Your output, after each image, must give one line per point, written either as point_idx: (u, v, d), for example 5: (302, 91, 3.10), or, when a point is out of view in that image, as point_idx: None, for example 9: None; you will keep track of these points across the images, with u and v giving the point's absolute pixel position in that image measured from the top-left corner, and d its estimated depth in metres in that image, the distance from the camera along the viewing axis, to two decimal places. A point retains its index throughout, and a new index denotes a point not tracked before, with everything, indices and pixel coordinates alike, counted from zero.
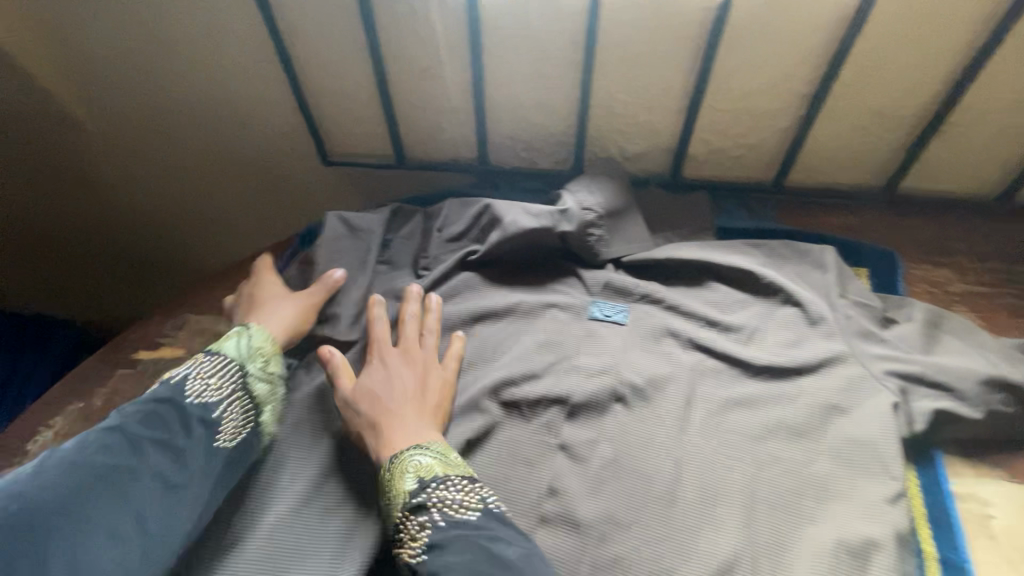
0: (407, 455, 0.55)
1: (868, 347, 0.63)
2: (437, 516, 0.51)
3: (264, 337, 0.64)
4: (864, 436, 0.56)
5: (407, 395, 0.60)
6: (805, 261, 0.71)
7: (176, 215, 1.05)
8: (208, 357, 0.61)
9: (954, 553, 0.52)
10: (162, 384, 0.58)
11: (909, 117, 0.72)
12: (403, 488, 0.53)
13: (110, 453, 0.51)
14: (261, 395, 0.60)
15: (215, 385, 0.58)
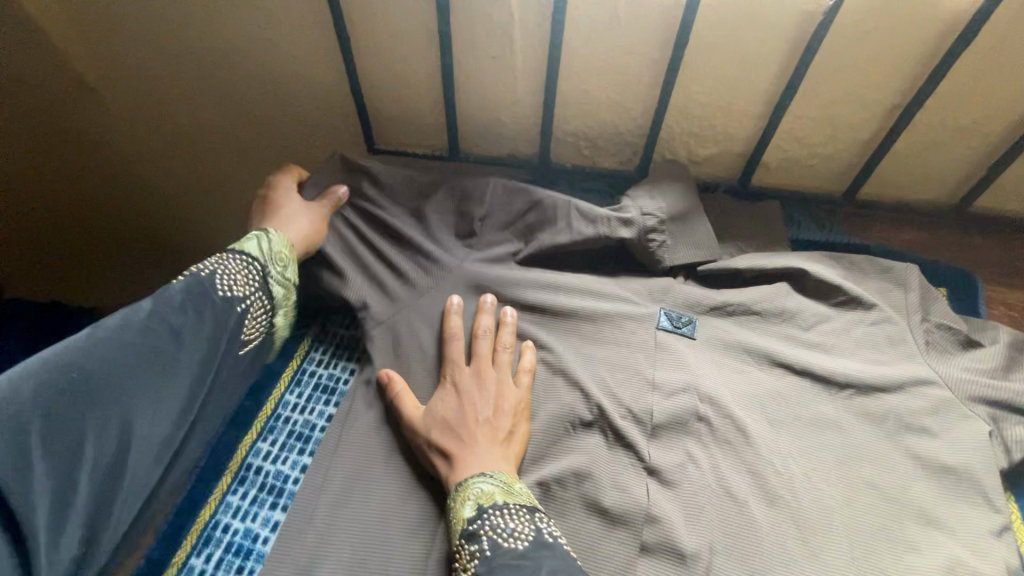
0: (470, 481, 0.53)
1: (954, 370, 0.60)
2: (486, 544, 0.49)
3: (283, 242, 0.63)
4: (960, 466, 0.55)
5: (481, 422, 0.57)
6: (886, 278, 0.68)
7: (209, 196, 1.00)
8: (231, 253, 0.59)
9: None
10: (192, 272, 0.56)
11: (996, 136, 0.70)
12: (462, 515, 0.52)
13: (153, 336, 0.51)
14: (276, 299, 0.63)
15: (240, 282, 0.58)
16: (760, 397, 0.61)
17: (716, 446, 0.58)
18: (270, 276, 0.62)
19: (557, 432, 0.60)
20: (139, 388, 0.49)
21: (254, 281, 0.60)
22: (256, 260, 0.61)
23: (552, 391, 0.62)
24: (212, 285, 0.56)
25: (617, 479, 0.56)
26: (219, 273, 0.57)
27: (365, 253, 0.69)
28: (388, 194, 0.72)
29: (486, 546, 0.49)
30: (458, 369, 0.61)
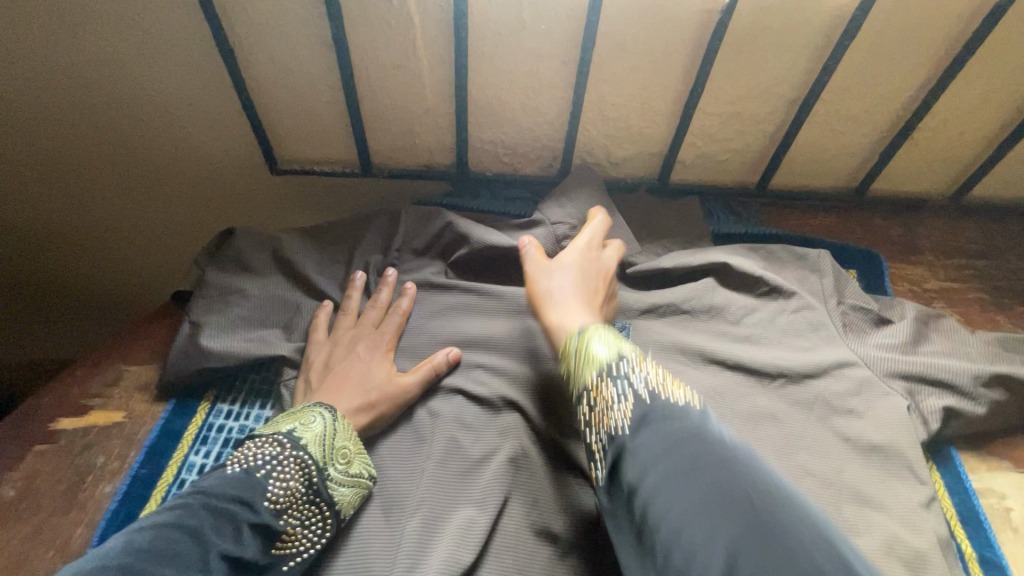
0: (594, 334, 0.53)
1: (869, 349, 0.63)
2: (640, 388, 0.46)
3: (347, 434, 0.54)
4: (887, 443, 0.57)
5: (587, 281, 0.62)
6: (802, 264, 0.71)
7: (82, 233, 0.88)
8: (287, 442, 0.51)
9: (987, 551, 0.54)
10: (245, 473, 0.48)
11: (883, 124, 0.74)
12: (591, 361, 0.51)
13: (175, 548, 0.41)
14: (342, 508, 0.50)
15: (293, 485, 0.49)
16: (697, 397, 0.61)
17: None
18: (328, 476, 0.51)
19: (490, 469, 0.53)
20: None
21: (308, 485, 0.50)
22: (314, 461, 0.51)
23: (481, 426, 0.57)
24: (260, 492, 0.47)
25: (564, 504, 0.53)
26: (271, 470, 0.49)
27: (277, 299, 0.65)
28: (294, 235, 0.70)
29: (636, 392, 0.46)
30: (596, 257, 0.65)
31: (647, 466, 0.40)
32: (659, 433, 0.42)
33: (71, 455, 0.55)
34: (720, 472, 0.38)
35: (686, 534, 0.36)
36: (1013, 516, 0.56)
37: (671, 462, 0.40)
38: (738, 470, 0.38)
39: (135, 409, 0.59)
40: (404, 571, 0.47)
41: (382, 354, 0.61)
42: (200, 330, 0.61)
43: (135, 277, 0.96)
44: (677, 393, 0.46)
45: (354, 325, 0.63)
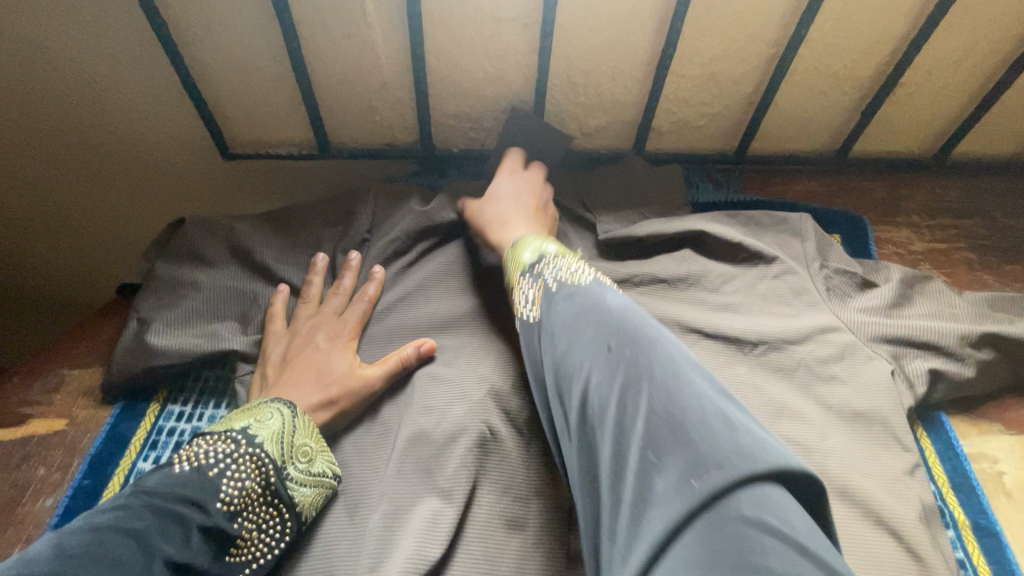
0: (524, 241, 0.58)
1: (854, 314, 0.60)
2: (550, 280, 0.51)
3: (307, 429, 0.50)
4: (872, 410, 0.54)
5: (522, 207, 0.64)
6: (783, 230, 0.68)
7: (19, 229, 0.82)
8: (242, 439, 0.47)
9: (980, 517, 0.52)
10: (195, 472, 0.44)
11: (864, 80, 0.71)
12: (519, 262, 0.55)
13: (114, 554, 0.37)
14: (305, 509, 0.47)
15: (248, 486, 0.45)
16: None
17: None
18: (286, 476, 0.47)
19: (457, 453, 0.50)
20: None
21: (265, 485, 0.46)
22: (271, 459, 0.47)
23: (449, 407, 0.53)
24: (212, 493, 0.44)
25: (536, 486, 0.50)
26: (225, 469, 0.45)
27: (230, 289, 0.61)
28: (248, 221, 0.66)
29: (553, 279, 0.51)
30: (534, 184, 0.68)
31: (545, 339, 0.47)
32: (557, 311, 0.47)
33: (8, 468, 0.51)
34: (592, 329, 0.44)
35: (563, 377, 0.43)
36: (1006, 480, 0.54)
37: (557, 332, 0.46)
38: (609, 324, 0.43)
39: (78, 415, 0.55)
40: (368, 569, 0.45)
41: (344, 343, 0.58)
42: (146, 327, 0.57)
43: (81, 276, 0.90)
44: (584, 275, 0.50)
45: (316, 312, 0.60)
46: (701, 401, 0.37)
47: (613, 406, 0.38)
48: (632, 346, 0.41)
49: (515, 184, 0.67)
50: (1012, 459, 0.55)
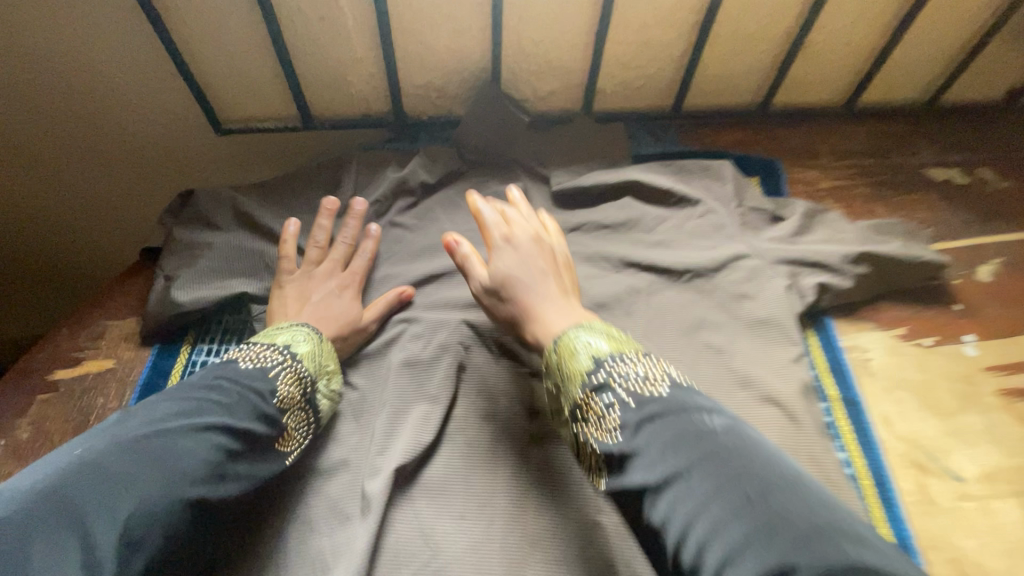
0: (573, 336, 0.56)
1: (762, 242, 0.73)
2: (624, 396, 0.49)
3: (329, 354, 0.61)
4: (769, 316, 0.68)
5: (544, 275, 0.63)
6: (708, 175, 0.80)
7: (32, 208, 0.90)
8: (287, 355, 0.57)
9: (840, 386, 0.66)
10: (255, 371, 0.54)
11: (777, 40, 0.82)
12: (580, 370, 0.53)
13: (205, 416, 0.48)
14: (323, 417, 0.59)
15: (293, 390, 0.55)
16: (617, 296, 0.71)
17: None
18: (315, 389, 0.58)
19: (442, 366, 0.63)
20: (167, 469, 0.44)
21: (304, 391, 0.56)
22: (307, 373, 0.57)
23: (430, 332, 0.66)
24: (270, 389, 0.53)
25: (505, 388, 0.63)
26: (277, 374, 0.55)
27: (241, 252, 0.71)
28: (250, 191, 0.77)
29: (626, 391, 0.50)
30: (541, 241, 0.66)
31: (642, 473, 0.44)
32: (649, 437, 0.46)
33: (73, 398, 0.63)
34: (714, 465, 0.42)
35: (684, 506, 0.41)
36: (873, 365, 0.68)
37: (662, 469, 0.43)
38: (733, 454, 0.42)
39: (123, 355, 0.66)
40: (375, 452, 0.58)
41: (346, 294, 0.68)
42: (173, 281, 0.67)
43: (90, 250, 0.99)
44: (660, 388, 0.49)
45: (319, 256, 0.71)
46: (867, 562, 0.34)
47: (770, 539, 0.36)
48: (771, 496, 0.39)
49: (526, 248, 0.65)
50: (883, 349, 0.69)
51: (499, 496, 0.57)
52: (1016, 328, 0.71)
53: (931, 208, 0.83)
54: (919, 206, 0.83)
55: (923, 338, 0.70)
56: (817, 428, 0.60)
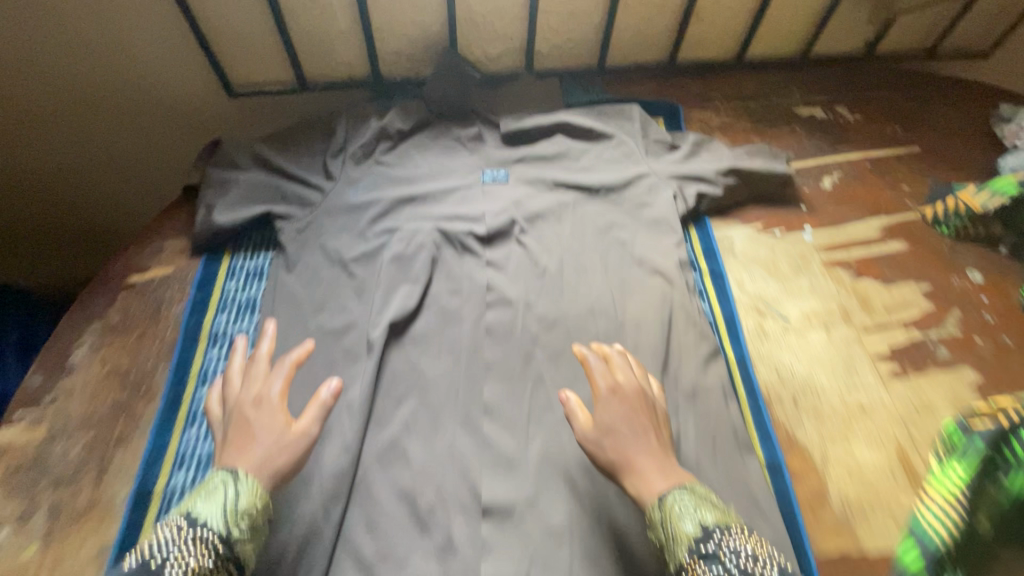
0: (676, 499, 0.57)
1: (659, 164, 0.97)
2: (732, 569, 0.53)
3: (252, 486, 0.55)
4: (661, 216, 0.92)
5: (644, 429, 0.62)
6: (622, 117, 1.03)
7: (77, 163, 1.10)
8: (193, 523, 0.53)
9: (709, 260, 0.90)
10: (137, 565, 0.50)
11: (672, 7, 1.04)
12: (684, 532, 0.55)
13: None
14: (245, 560, 0.54)
15: (192, 562, 0.51)
16: (552, 208, 0.94)
17: (528, 239, 0.90)
18: (231, 539, 0.53)
19: (420, 257, 0.86)
20: None
21: (206, 556, 0.52)
22: (212, 531, 0.53)
23: (409, 236, 0.88)
24: None
25: (467, 273, 0.87)
26: (168, 556, 0.51)
27: (261, 185, 0.92)
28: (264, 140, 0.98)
29: (731, 567, 0.53)
30: (645, 393, 0.65)
31: None
32: None
33: (147, 294, 0.84)
34: None
35: None
36: (736, 249, 0.92)
37: None
38: None
39: (180, 264, 0.87)
40: (373, 316, 0.80)
41: (271, 408, 0.60)
42: (213, 207, 0.89)
43: (124, 202, 1.19)
44: (768, 573, 0.54)
45: (249, 378, 0.63)
46: None
47: None
48: None
49: (623, 394, 0.63)
50: (744, 238, 0.94)
51: (464, 342, 0.80)
52: (843, 220, 0.96)
53: (795, 138, 1.07)
54: (786, 135, 1.07)
55: (775, 229, 0.95)
56: (684, 286, 0.85)
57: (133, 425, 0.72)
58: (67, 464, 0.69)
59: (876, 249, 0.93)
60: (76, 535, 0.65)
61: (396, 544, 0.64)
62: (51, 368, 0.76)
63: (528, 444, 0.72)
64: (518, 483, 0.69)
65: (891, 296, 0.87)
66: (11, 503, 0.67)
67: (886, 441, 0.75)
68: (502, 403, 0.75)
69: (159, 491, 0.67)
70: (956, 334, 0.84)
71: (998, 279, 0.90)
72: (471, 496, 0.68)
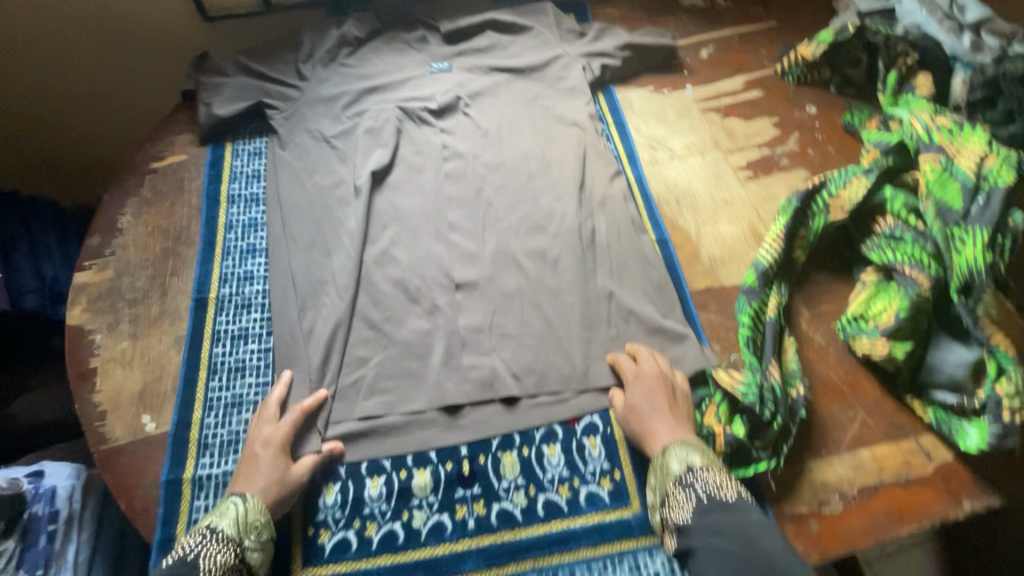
0: (675, 448, 0.73)
1: (571, 47, 1.21)
2: (703, 493, 0.69)
3: (258, 507, 0.69)
4: (575, 84, 1.17)
5: (664, 404, 0.78)
6: (539, 13, 1.26)
7: (67, 88, 1.24)
8: (212, 530, 0.66)
9: (613, 115, 1.17)
10: (176, 560, 0.63)
11: None
12: (672, 470, 0.72)
13: None
14: (255, 567, 0.67)
15: (223, 559, 0.64)
16: (490, 87, 1.17)
17: (472, 108, 1.14)
18: (245, 546, 0.67)
19: (389, 127, 1.08)
20: None
21: (231, 553, 0.65)
22: (232, 535, 0.66)
23: (377, 113, 1.10)
24: (195, 568, 0.62)
25: (427, 137, 1.10)
26: (201, 554, 0.64)
27: (249, 85, 1.11)
28: (244, 53, 1.16)
29: (700, 493, 0.69)
30: (667, 376, 0.81)
31: (691, 542, 0.67)
32: (705, 527, 0.66)
33: (169, 174, 1.03)
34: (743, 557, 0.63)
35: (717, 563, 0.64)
36: (634, 104, 1.19)
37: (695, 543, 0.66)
38: (761, 547, 0.64)
39: (191, 150, 1.07)
40: (357, 169, 1.03)
41: (275, 448, 0.73)
42: (212, 105, 1.07)
43: (106, 132, 1.34)
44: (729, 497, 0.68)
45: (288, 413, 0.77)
46: None
47: None
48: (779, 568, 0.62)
49: (648, 376, 0.80)
50: (640, 98, 1.20)
51: (430, 183, 1.04)
52: (716, 79, 1.23)
53: (680, 22, 1.33)
54: (671, 21, 1.33)
55: (664, 89, 1.21)
56: (594, 131, 1.11)
57: (181, 262, 0.93)
58: (136, 289, 0.90)
59: (740, 97, 1.21)
60: (156, 332, 0.87)
61: (397, 310, 0.90)
62: (105, 230, 0.96)
63: (485, 244, 0.97)
64: (481, 268, 0.95)
65: (749, 127, 1.16)
66: (99, 318, 0.87)
67: (742, 220, 1.04)
68: (463, 222, 1.00)
69: (213, 299, 0.90)
70: (794, 148, 1.13)
71: (829, 110, 1.19)
72: (447, 278, 0.93)
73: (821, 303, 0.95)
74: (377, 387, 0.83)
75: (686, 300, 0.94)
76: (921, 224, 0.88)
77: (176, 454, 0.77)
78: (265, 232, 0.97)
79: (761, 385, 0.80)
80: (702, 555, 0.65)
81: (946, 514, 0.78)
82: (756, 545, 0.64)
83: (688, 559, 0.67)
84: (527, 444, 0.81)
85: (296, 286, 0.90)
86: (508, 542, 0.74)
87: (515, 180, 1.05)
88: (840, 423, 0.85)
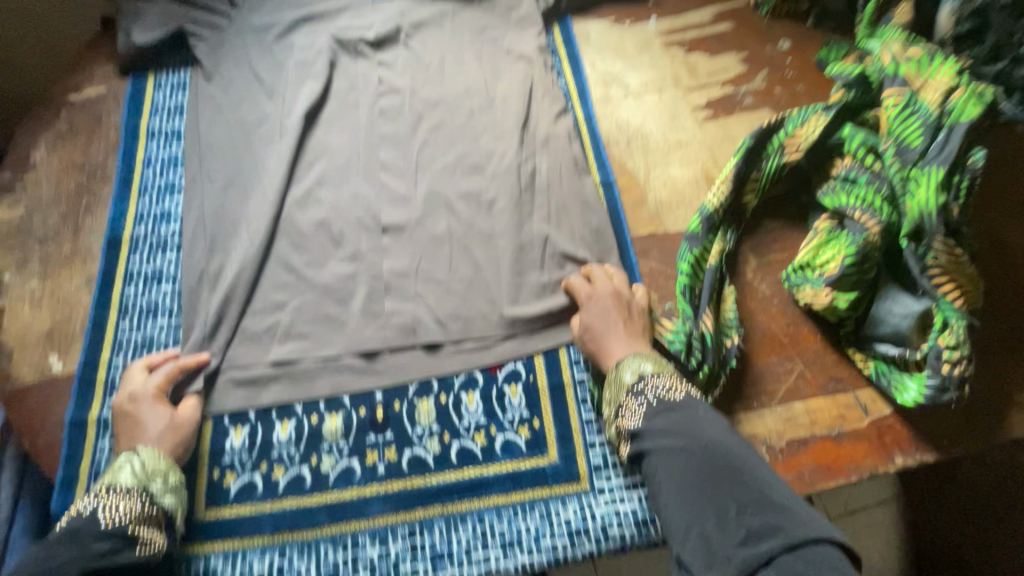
0: (628, 360, 0.71)
1: None
2: (653, 397, 0.67)
3: (154, 456, 0.67)
4: (526, 14, 1.08)
5: (618, 322, 0.75)
6: None
7: None
8: (107, 486, 0.63)
9: (567, 48, 1.08)
10: (76, 518, 0.61)
11: None
12: (624, 382, 0.70)
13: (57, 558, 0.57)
14: (172, 509, 0.66)
15: (126, 508, 0.62)
16: (434, 17, 1.08)
17: (413, 40, 1.06)
18: (153, 493, 0.65)
19: (321, 60, 1.01)
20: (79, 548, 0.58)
21: (137, 500, 0.63)
22: (133, 485, 0.64)
23: (309, 46, 1.03)
24: (97, 520, 0.61)
25: (362, 71, 1.02)
26: (100, 509, 0.61)
27: (170, 11, 1.02)
28: None
29: (652, 398, 0.67)
30: (621, 295, 0.78)
31: (642, 443, 0.65)
32: (655, 426, 0.65)
33: (86, 108, 0.97)
34: (691, 447, 0.61)
35: (667, 458, 0.62)
36: (591, 37, 1.10)
37: (648, 442, 0.64)
38: (710, 439, 0.62)
39: (111, 82, 1.00)
40: (284, 104, 0.96)
41: (148, 400, 0.71)
42: (130, 33, 1.00)
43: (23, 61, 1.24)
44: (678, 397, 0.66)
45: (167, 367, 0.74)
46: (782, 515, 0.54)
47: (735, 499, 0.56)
48: (728, 458, 0.60)
49: (602, 296, 0.77)
50: (598, 31, 1.11)
51: (362, 120, 0.97)
52: (683, 11, 1.14)
53: None
54: None
55: (625, 21, 1.12)
56: (542, 65, 1.03)
57: (95, 201, 0.89)
58: (47, 228, 0.86)
59: (707, 31, 1.11)
60: (67, 271, 0.83)
61: (318, 254, 0.86)
62: (16, 165, 0.91)
63: (416, 185, 0.92)
64: (410, 211, 0.90)
65: (714, 64, 1.07)
66: (8, 256, 0.84)
67: (696, 162, 0.97)
68: (395, 161, 0.94)
69: (127, 238, 0.86)
70: (761, 86, 1.05)
71: (802, 46, 1.09)
72: (373, 220, 0.88)
73: (770, 251, 0.90)
74: (293, 332, 0.80)
75: (627, 246, 0.89)
76: (877, 166, 0.82)
77: (81, 396, 0.75)
78: (184, 169, 0.92)
79: (690, 333, 0.78)
80: (653, 453, 0.63)
81: (875, 470, 0.75)
82: (699, 433, 0.62)
83: (642, 459, 0.65)
84: (445, 391, 0.78)
85: (210, 228, 0.86)
86: (417, 487, 0.73)
87: (454, 117, 0.98)
88: (776, 374, 0.82)
